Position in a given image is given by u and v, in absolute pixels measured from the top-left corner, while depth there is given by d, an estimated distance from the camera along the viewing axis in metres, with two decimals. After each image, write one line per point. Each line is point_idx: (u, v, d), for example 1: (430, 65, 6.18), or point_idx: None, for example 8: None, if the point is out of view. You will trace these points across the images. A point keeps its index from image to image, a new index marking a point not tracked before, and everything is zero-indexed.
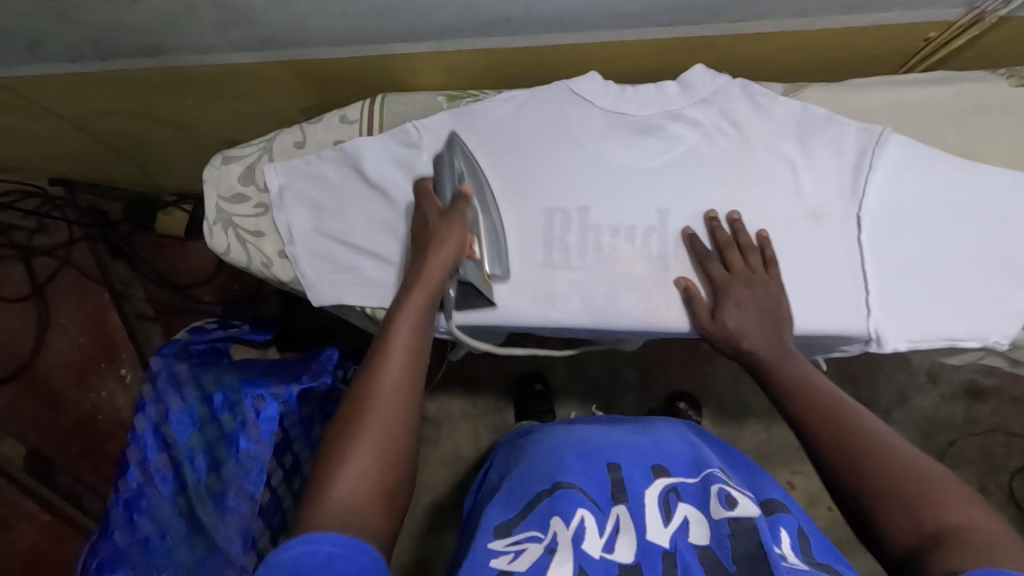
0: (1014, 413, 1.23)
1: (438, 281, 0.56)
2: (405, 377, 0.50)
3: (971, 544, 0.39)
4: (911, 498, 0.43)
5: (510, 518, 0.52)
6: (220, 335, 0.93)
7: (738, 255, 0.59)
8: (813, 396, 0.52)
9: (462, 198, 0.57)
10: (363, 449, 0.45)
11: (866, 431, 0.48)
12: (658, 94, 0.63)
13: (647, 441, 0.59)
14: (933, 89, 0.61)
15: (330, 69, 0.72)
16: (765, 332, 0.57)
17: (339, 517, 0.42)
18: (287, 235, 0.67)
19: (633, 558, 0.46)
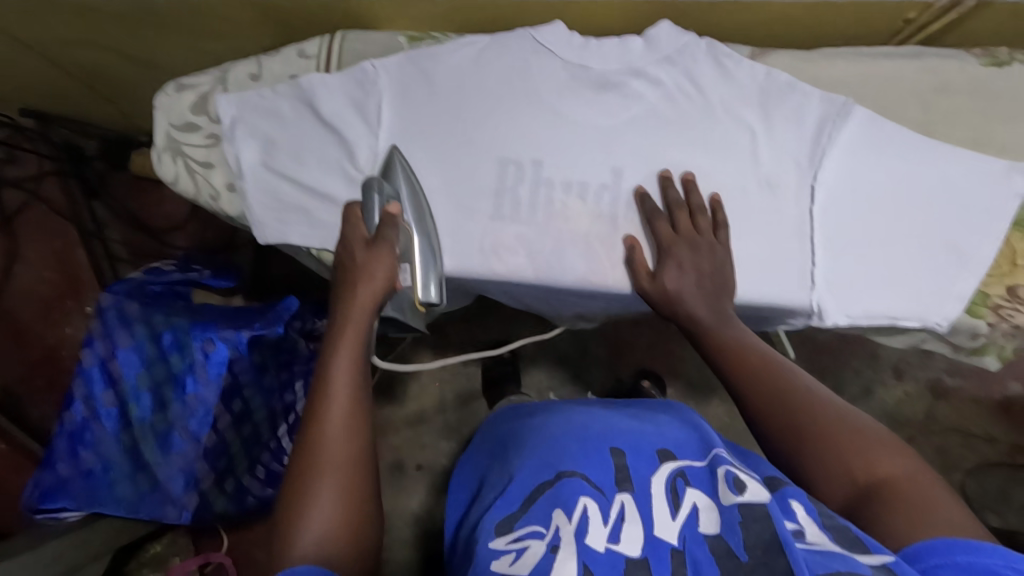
0: (975, 414, 1.24)
1: (370, 306, 0.56)
2: (343, 412, 0.50)
3: (905, 495, 0.41)
4: (843, 451, 0.44)
5: (512, 513, 0.44)
6: (178, 278, 0.89)
7: (687, 217, 0.58)
8: (742, 354, 0.52)
9: (388, 224, 0.57)
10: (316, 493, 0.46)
11: (795, 387, 0.48)
12: (623, 49, 0.61)
13: (652, 424, 0.51)
14: (900, 63, 0.60)
15: (294, 7, 0.71)
16: (705, 296, 0.56)
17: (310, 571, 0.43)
18: (236, 168, 0.66)
19: (641, 551, 0.39)
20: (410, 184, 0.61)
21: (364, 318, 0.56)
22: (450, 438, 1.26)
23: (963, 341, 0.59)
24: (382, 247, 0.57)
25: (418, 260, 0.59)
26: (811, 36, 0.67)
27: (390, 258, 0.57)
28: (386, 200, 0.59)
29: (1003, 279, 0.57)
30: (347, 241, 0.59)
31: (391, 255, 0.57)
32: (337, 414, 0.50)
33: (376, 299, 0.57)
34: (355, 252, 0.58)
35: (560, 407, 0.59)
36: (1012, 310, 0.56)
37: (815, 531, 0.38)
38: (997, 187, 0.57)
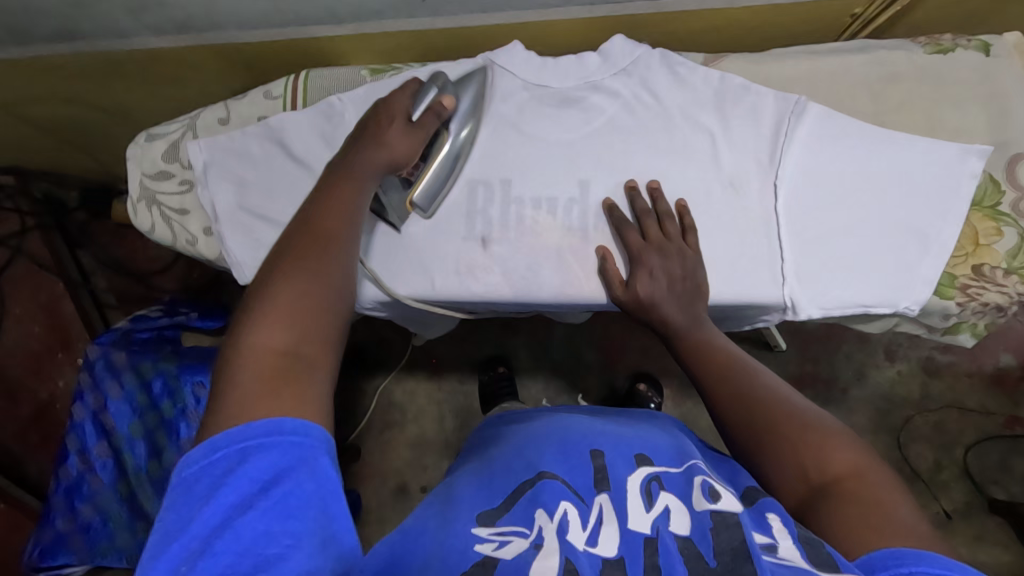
0: (969, 389, 1.25)
1: (374, 168, 0.55)
2: (329, 238, 0.49)
3: (853, 492, 0.41)
4: (799, 452, 0.45)
5: (494, 506, 0.45)
6: (166, 322, 0.90)
7: (655, 223, 0.60)
8: (714, 356, 0.54)
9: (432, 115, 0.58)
10: (289, 283, 0.44)
11: (760, 387, 0.50)
12: (580, 65, 0.64)
13: (631, 429, 0.53)
14: (847, 58, 0.62)
15: (257, 50, 0.73)
16: (679, 299, 0.58)
17: (262, 359, 0.40)
18: (211, 213, 0.66)
19: (616, 552, 0.39)
20: (467, 94, 0.61)
21: (370, 173, 0.55)
22: (451, 456, 1.26)
23: (935, 322, 0.60)
24: (417, 133, 0.57)
25: (433, 168, 0.60)
26: (761, 38, 0.69)
27: (418, 144, 0.58)
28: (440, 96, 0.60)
29: (968, 259, 0.58)
30: (385, 112, 0.58)
31: (420, 145, 0.58)
32: (319, 235, 0.49)
33: (387, 166, 0.56)
34: (391, 125, 0.57)
35: (553, 414, 0.60)
36: (979, 288, 0.57)
37: (788, 546, 0.38)
38: (953, 170, 0.58)
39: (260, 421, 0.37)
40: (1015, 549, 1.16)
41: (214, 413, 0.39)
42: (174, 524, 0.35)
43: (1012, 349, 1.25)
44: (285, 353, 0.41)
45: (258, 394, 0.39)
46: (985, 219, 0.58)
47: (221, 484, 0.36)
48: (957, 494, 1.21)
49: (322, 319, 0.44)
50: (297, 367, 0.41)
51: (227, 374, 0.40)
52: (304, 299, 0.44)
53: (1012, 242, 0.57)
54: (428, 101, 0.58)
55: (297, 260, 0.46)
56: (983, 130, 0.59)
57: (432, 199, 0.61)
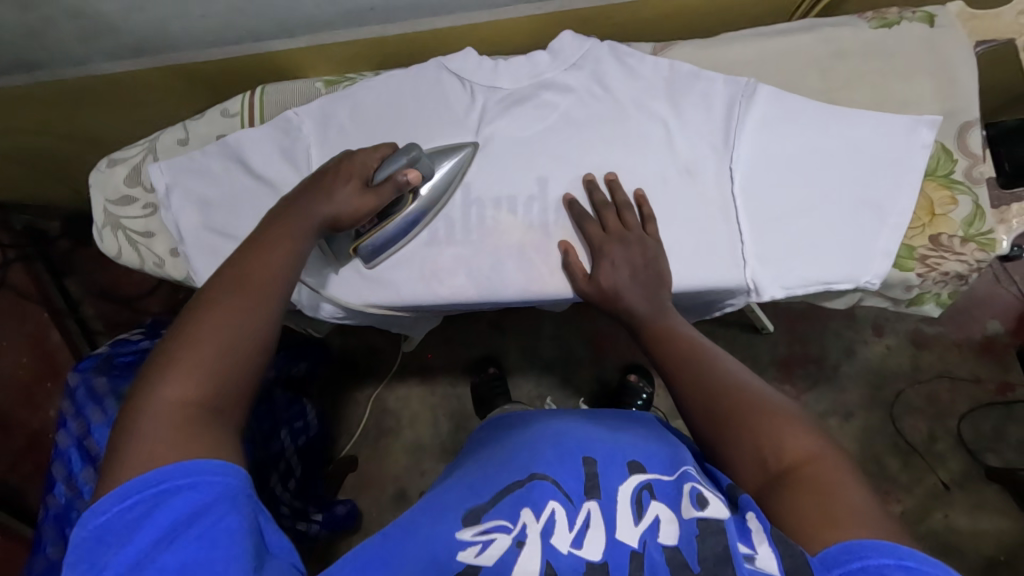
0: (959, 358, 1.25)
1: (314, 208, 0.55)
2: (258, 284, 0.48)
3: (808, 479, 0.42)
4: (758, 435, 0.45)
5: (482, 502, 0.46)
6: (147, 346, 0.86)
7: (614, 214, 0.60)
8: (675, 342, 0.54)
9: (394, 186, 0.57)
10: (209, 327, 0.44)
11: (719, 372, 0.50)
12: (531, 63, 0.65)
13: (629, 437, 0.52)
14: (794, 38, 0.62)
15: (216, 70, 0.74)
16: (641, 288, 0.58)
17: (170, 405, 0.40)
18: (176, 233, 0.67)
19: (601, 556, 0.40)
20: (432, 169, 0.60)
21: (310, 224, 0.53)
22: (448, 460, 1.27)
23: (899, 294, 0.60)
24: (371, 199, 0.56)
25: (384, 227, 0.60)
26: (712, 24, 0.69)
27: (370, 206, 0.56)
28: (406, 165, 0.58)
29: (925, 229, 0.58)
30: (342, 172, 0.57)
31: (374, 208, 0.57)
32: (250, 277, 0.48)
33: (329, 221, 0.55)
34: (345, 189, 0.56)
35: (547, 417, 0.60)
36: (938, 258, 0.57)
37: (766, 555, 0.37)
38: (904, 142, 0.58)
39: (170, 467, 0.37)
40: (1015, 516, 1.16)
41: (117, 459, 0.38)
42: (98, 561, 0.36)
43: (999, 316, 1.25)
44: (194, 401, 0.41)
45: (163, 443, 0.38)
46: (940, 189, 0.58)
47: (138, 525, 0.36)
48: (953, 464, 1.21)
49: (239, 368, 0.43)
50: (205, 418, 0.40)
51: (134, 418, 0.40)
52: (221, 341, 0.43)
53: (967, 209, 0.57)
54: (393, 168, 0.57)
55: (224, 305, 0.45)
56: (932, 101, 0.59)
57: (377, 250, 0.61)
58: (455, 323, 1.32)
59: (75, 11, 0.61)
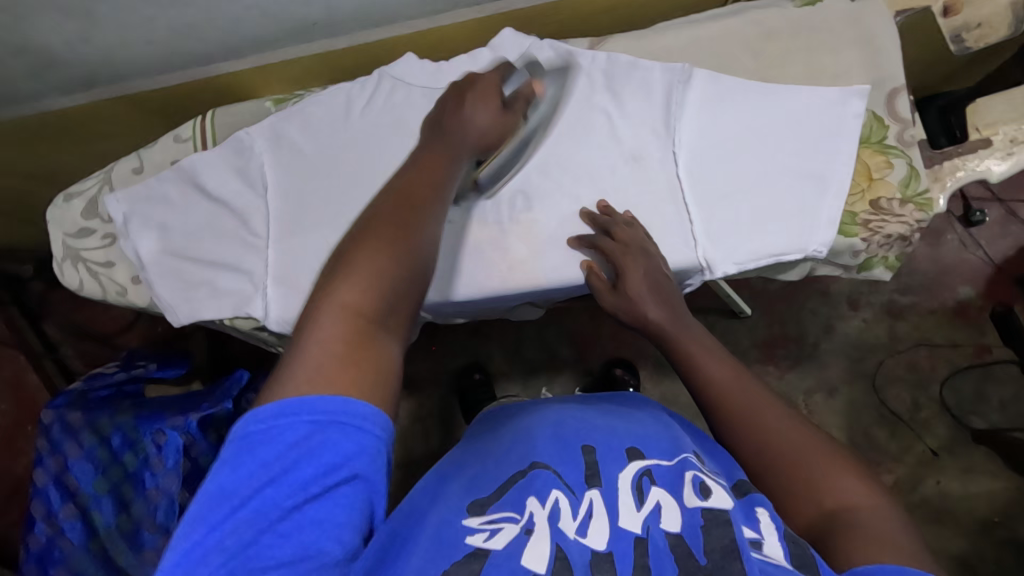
0: (935, 325, 1.27)
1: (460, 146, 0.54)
2: (421, 207, 0.47)
3: (862, 526, 0.42)
4: (813, 479, 0.45)
5: (483, 497, 0.46)
6: (124, 377, 0.91)
7: (626, 229, 0.60)
8: (714, 372, 0.54)
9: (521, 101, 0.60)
10: (381, 245, 0.43)
11: (772, 407, 0.50)
12: (473, 63, 0.66)
13: (624, 424, 0.53)
14: (724, 21, 0.64)
15: (168, 97, 0.75)
16: (662, 304, 0.59)
17: (343, 316, 0.40)
18: (136, 261, 0.67)
19: (605, 545, 0.40)
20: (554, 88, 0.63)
21: (471, 143, 0.55)
22: None
23: (847, 261, 0.62)
24: (509, 116, 0.58)
25: (503, 151, 0.60)
26: (652, 15, 0.71)
27: (507, 127, 0.58)
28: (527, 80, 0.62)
29: (865, 195, 0.60)
30: (480, 91, 0.57)
31: (509, 127, 0.58)
32: (411, 204, 0.47)
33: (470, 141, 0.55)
34: (485, 107, 0.57)
35: (543, 406, 0.60)
36: (880, 221, 0.59)
37: (772, 543, 0.40)
38: (837, 112, 0.60)
39: (325, 399, 0.37)
40: (1003, 476, 1.18)
41: (291, 364, 0.39)
42: (229, 484, 0.36)
43: (969, 281, 1.27)
44: (364, 317, 0.40)
45: (332, 361, 0.38)
46: (874, 154, 0.60)
47: (282, 458, 0.36)
48: (940, 430, 1.22)
49: (408, 294, 0.43)
50: (373, 338, 0.40)
51: (309, 326, 0.40)
52: (391, 261, 0.43)
53: (902, 171, 0.59)
54: (518, 84, 0.61)
55: (387, 226, 0.44)
56: (861, 70, 0.61)
57: (495, 176, 0.62)
58: (438, 333, 1.33)
59: (20, 48, 0.62)
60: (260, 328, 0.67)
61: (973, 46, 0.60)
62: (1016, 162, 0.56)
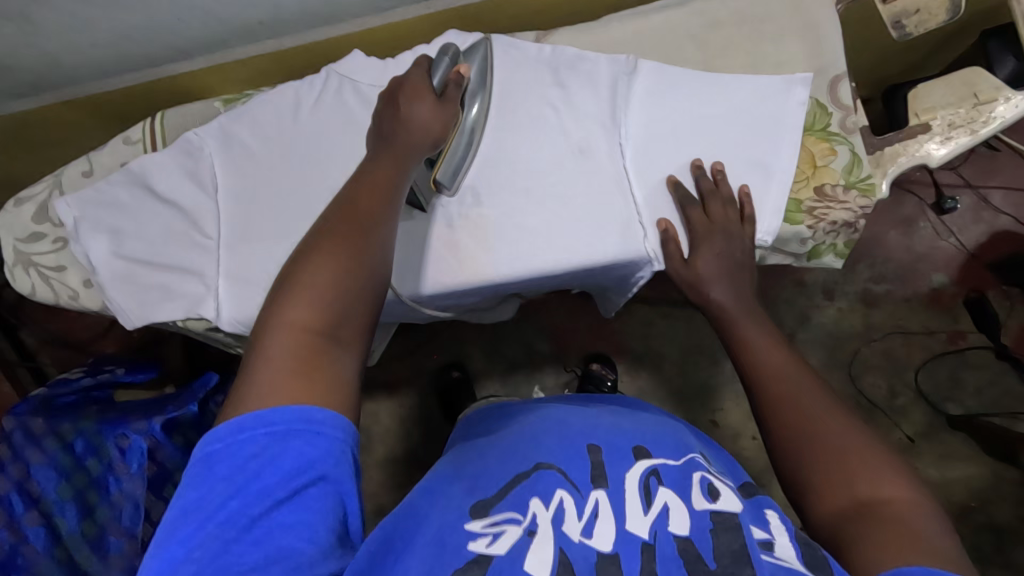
0: (910, 313, 1.25)
1: (410, 152, 0.53)
2: (368, 220, 0.47)
3: (894, 516, 0.41)
4: (850, 473, 0.44)
5: (488, 497, 0.46)
6: (91, 383, 0.91)
7: (716, 205, 0.59)
8: (765, 368, 0.54)
9: (455, 83, 0.58)
10: (326, 263, 0.43)
11: (818, 402, 0.50)
12: (419, 60, 0.66)
13: (630, 422, 0.54)
14: (667, 13, 0.64)
15: (120, 101, 0.75)
16: (733, 286, 0.61)
17: (293, 335, 0.40)
18: (88, 265, 0.67)
19: (611, 546, 0.40)
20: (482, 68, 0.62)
21: (417, 147, 0.54)
22: (421, 471, 1.27)
23: (795, 248, 0.62)
24: (445, 109, 0.56)
25: (455, 145, 0.60)
26: (600, 9, 0.71)
27: (447, 121, 0.57)
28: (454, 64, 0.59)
29: (809, 181, 0.60)
30: (408, 89, 0.55)
31: (450, 121, 0.57)
32: (354, 217, 0.46)
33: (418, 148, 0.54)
34: (422, 103, 0.55)
35: (549, 405, 0.61)
36: (825, 208, 0.59)
37: (784, 543, 0.41)
38: (781, 100, 0.60)
39: (278, 410, 0.38)
40: (979, 461, 1.19)
41: (246, 386, 0.39)
42: (193, 501, 0.36)
43: (943, 269, 1.25)
44: (314, 333, 0.41)
45: (285, 377, 0.39)
46: (818, 142, 0.60)
47: (244, 469, 0.37)
48: (916, 417, 1.22)
49: (358, 307, 0.43)
50: (325, 351, 0.41)
51: (259, 350, 0.41)
52: (337, 275, 0.43)
53: (846, 158, 0.59)
54: (444, 73, 0.57)
55: (333, 242, 0.44)
56: (804, 58, 0.61)
57: (456, 174, 0.61)
58: (414, 332, 1.32)
59: None
60: (215, 329, 0.67)
61: (914, 31, 0.62)
62: (955, 146, 0.57)
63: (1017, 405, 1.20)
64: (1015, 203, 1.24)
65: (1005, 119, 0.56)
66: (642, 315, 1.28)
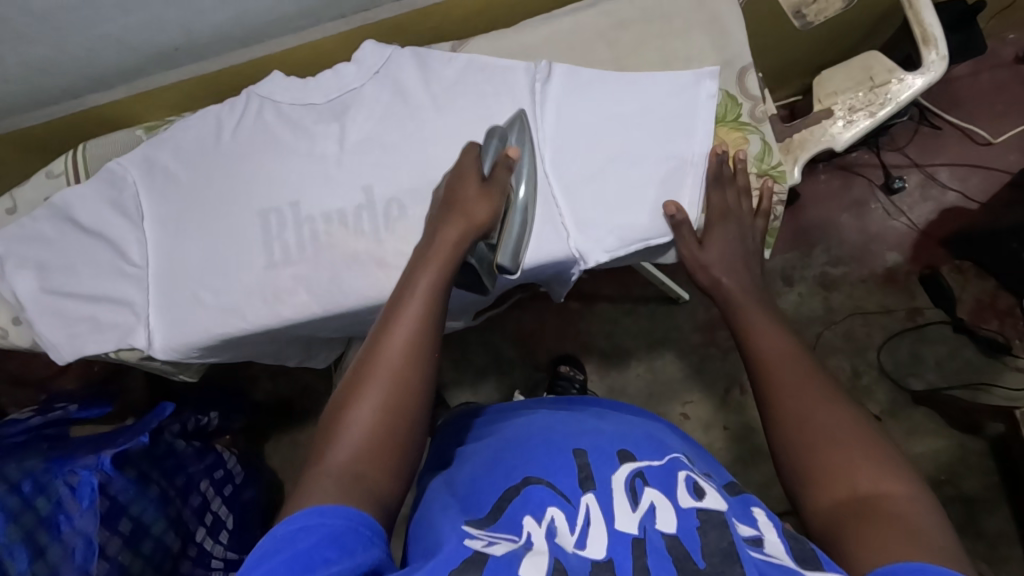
0: (868, 293, 1.23)
1: (460, 242, 0.52)
2: (415, 346, 0.45)
3: (889, 512, 0.41)
4: (843, 469, 0.44)
5: (481, 517, 0.45)
6: (41, 421, 0.88)
7: (733, 192, 0.61)
8: (765, 347, 0.54)
9: (505, 166, 0.57)
10: (370, 401, 0.42)
11: (813, 384, 0.50)
12: (337, 77, 0.67)
13: (608, 427, 0.55)
14: (579, 15, 0.66)
15: (46, 134, 0.74)
16: (738, 261, 0.62)
17: (336, 476, 0.39)
18: (15, 302, 0.66)
19: (605, 554, 0.39)
20: (525, 141, 0.61)
21: (457, 248, 0.52)
22: None
23: None
24: (493, 192, 0.56)
25: (510, 226, 0.58)
26: (520, 15, 0.72)
27: (495, 203, 0.56)
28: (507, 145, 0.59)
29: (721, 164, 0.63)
30: (457, 177, 0.57)
31: (498, 203, 0.56)
32: (411, 335, 0.45)
33: (464, 237, 0.53)
34: (468, 192, 0.55)
35: (529, 414, 0.61)
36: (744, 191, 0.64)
37: (772, 540, 0.41)
38: (691, 95, 0.61)
39: (314, 535, 0.35)
40: (947, 436, 1.17)
41: (288, 509, 0.38)
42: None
43: (896, 248, 1.24)
44: (349, 478, 0.39)
45: (330, 498, 0.38)
46: (731, 131, 0.62)
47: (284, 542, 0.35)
48: (881, 395, 1.20)
49: (404, 438, 0.43)
50: (357, 496, 0.39)
51: (298, 491, 0.39)
52: (377, 417, 0.42)
53: (757, 146, 0.62)
54: (495, 155, 0.58)
55: (376, 376, 0.43)
56: (711, 53, 0.63)
57: (516, 255, 0.58)
58: None
59: None
60: (148, 358, 0.66)
61: (814, 19, 0.65)
62: (857, 129, 0.60)
63: (977, 376, 1.18)
64: (960, 178, 1.24)
65: (898, 100, 0.60)
66: (607, 313, 1.27)
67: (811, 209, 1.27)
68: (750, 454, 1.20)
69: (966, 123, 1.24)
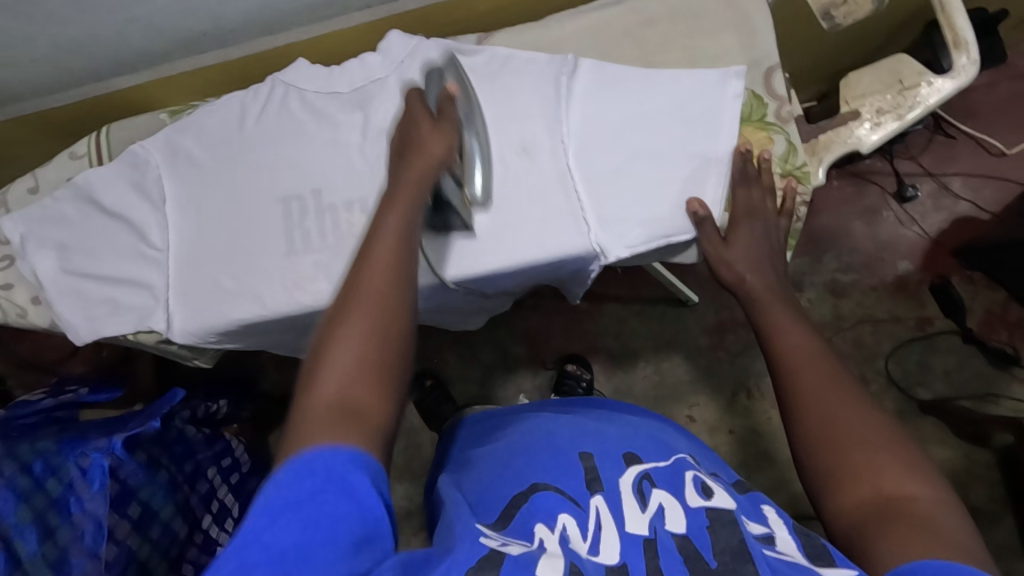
0: (878, 300, 1.23)
1: (424, 178, 0.54)
2: (390, 275, 0.46)
3: (913, 512, 0.40)
4: (865, 470, 0.44)
5: (492, 522, 0.45)
6: (52, 403, 0.88)
7: (756, 190, 0.61)
8: (785, 351, 0.54)
9: (447, 100, 0.59)
10: (351, 330, 0.43)
11: (834, 386, 0.49)
12: (362, 66, 0.67)
13: (614, 427, 0.55)
14: (606, 11, 0.66)
15: (69, 116, 0.75)
16: (761, 261, 0.61)
17: (331, 402, 0.40)
18: (35, 282, 0.66)
19: (619, 558, 0.40)
20: (463, 83, 0.63)
21: (422, 184, 0.53)
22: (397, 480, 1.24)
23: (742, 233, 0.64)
24: (446, 127, 0.57)
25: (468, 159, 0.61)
26: (544, 11, 0.72)
27: (450, 136, 0.57)
28: (445, 83, 0.62)
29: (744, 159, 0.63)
30: (410, 118, 0.58)
31: (452, 135, 0.58)
32: (381, 269, 0.46)
33: (427, 173, 0.54)
34: (427, 131, 0.56)
35: (538, 415, 0.61)
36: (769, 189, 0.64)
37: (784, 537, 0.42)
38: (716, 94, 0.61)
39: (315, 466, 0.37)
40: (954, 445, 1.16)
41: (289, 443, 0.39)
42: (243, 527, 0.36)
43: (908, 256, 1.24)
44: (344, 401, 0.40)
45: (326, 429, 0.39)
46: (756, 131, 0.62)
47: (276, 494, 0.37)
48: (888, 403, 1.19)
49: (392, 355, 0.43)
50: (356, 416, 0.40)
51: (293, 425, 0.40)
52: (364, 341, 0.43)
53: (782, 147, 0.62)
54: (438, 96, 0.61)
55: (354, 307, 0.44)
56: (738, 52, 0.63)
57: (486, 188, 0.61)
58: None
59: None
60: (167, 342, 0.66)
61: (843, 21, 0.65)
62: (885, 131, 0.61)
63: (985, 387, 1.18)
64: (974, 188, 1.24)
65: (926, 103, 0.60)
66: (615, 313, 1.27)
67: (823, 215, 1.26)
68: (756, 458, 1.20)
69: (980, 133, 1.24)
